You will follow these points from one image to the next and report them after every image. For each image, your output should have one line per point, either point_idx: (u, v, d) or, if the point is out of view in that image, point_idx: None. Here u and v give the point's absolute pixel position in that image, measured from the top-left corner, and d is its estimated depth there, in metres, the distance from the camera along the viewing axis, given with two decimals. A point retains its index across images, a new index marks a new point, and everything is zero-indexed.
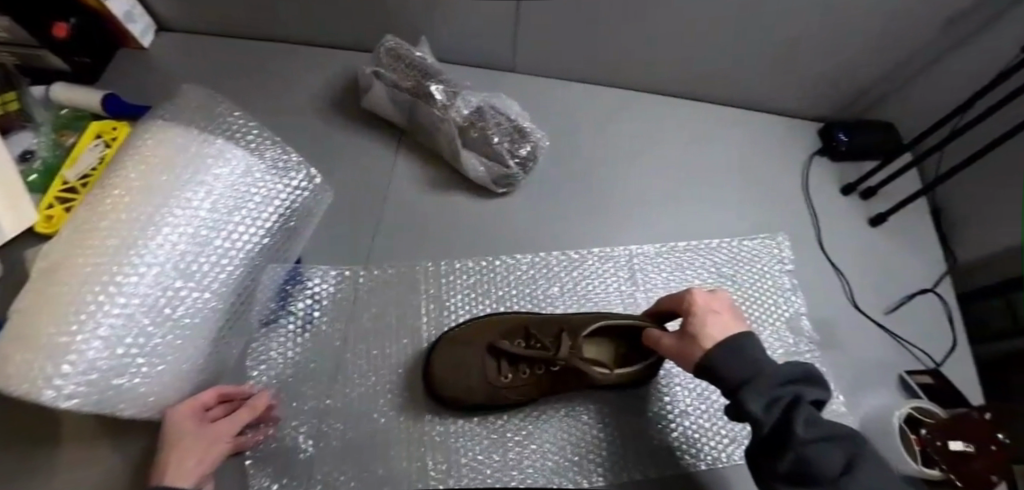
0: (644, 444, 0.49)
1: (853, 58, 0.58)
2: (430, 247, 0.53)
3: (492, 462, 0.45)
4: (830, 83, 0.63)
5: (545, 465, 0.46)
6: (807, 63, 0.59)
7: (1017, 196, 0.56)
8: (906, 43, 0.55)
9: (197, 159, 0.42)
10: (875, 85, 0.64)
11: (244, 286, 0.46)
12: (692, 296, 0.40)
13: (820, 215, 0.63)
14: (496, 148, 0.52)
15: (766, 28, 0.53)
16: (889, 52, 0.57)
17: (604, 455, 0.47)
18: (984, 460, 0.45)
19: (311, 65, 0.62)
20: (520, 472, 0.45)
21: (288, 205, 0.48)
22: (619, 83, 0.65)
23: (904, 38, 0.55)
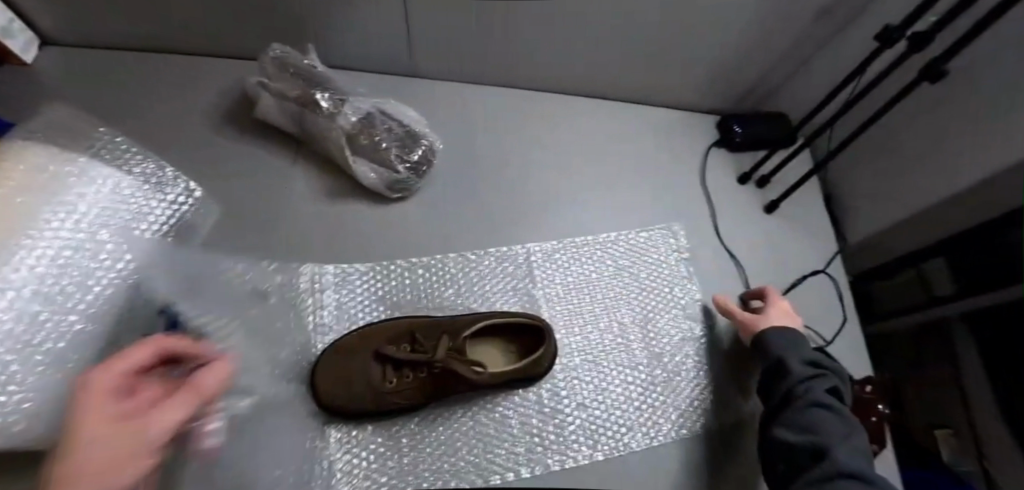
0: (543, 439, 0.49)
1: (738, 52, 0.61)
2: (326, 255, 0.53)
3: (387, 469, 0.45)
4: (722, 77, 0.65)
5: (442, 467, 0.46)
6: (697, 58, 0.61)
7: (894, 178, 0.60)
8: (782, 36, 0.58)
9: (56, 179, 0.41)
10: (765, 78, 0.66)
11: (121, 306, 0.44)
12: None
13: (718, 204, 0.65)
14: (384, 153, 0.53)
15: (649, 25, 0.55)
16: (770, 46, 0.60)
17: (502, 453, 0.47)
18: None
19: (205, 76, 0.61)
20: (416, 476, 0.45)
21: (165, 221, 0.48)
22: (521, 84, 0.66)
23: (781, 32, 0.58)
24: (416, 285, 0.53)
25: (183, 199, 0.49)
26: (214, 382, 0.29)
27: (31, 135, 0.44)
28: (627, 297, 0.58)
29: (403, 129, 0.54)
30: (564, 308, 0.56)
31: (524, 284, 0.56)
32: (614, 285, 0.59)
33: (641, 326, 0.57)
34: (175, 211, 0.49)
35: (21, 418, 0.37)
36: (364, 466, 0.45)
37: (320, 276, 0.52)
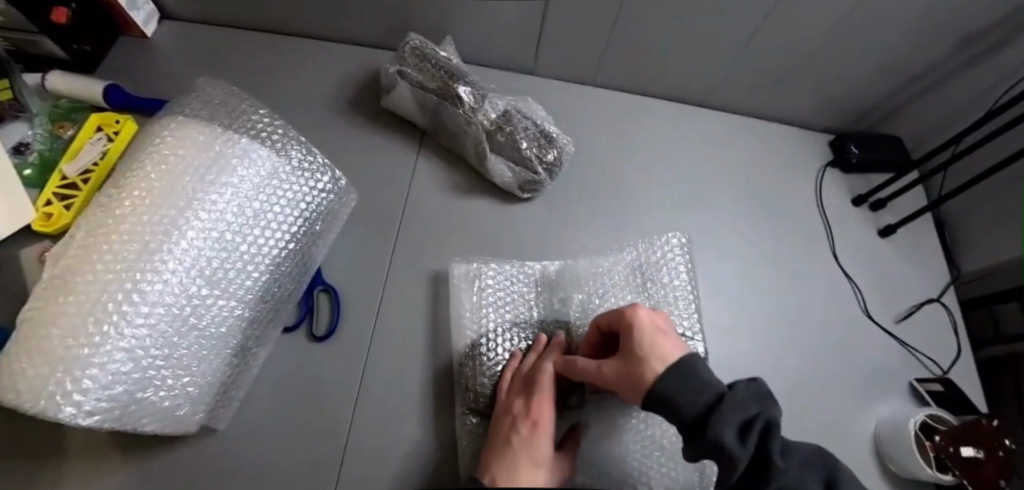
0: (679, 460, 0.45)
1: (869, 72, 0.60)
2: (455, 252, 0.51)
3: None
4: (843, 96, 0.64)
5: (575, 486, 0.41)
6: (826, 75, 0.60)
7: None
8: (919, 59, 0.57)
9: (220, 160, 0.40)
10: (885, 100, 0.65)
11: (268, 292, 0.44)
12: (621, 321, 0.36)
13: (833, 225, 0.64)
14: (523, 153, 0.51)
15: (791, 38, 0.54)
16: (902, 68, 0.59)
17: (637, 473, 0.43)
18: (995, 465, 0.47)
19: (326, 61, 0.60)
20: None
21: (312, 208, 0.47)
22: (638, 90, 0.65)
23: (918, 55, 0.57)
24: (557, 289, 0.49)
25: (328, 187, 0.48)
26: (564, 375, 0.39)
27: (190, 111, 0.43)
28: (752, 318, 0.57)
29: (537, 129, 0.53)
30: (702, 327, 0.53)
31: (675, 294, 0.50)
32: (736, 303, 0.57)
33: (767, 347, 0.55)
34: (320, 200, 0.48)
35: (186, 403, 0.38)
36: None
37: (452, 272, 0.49)
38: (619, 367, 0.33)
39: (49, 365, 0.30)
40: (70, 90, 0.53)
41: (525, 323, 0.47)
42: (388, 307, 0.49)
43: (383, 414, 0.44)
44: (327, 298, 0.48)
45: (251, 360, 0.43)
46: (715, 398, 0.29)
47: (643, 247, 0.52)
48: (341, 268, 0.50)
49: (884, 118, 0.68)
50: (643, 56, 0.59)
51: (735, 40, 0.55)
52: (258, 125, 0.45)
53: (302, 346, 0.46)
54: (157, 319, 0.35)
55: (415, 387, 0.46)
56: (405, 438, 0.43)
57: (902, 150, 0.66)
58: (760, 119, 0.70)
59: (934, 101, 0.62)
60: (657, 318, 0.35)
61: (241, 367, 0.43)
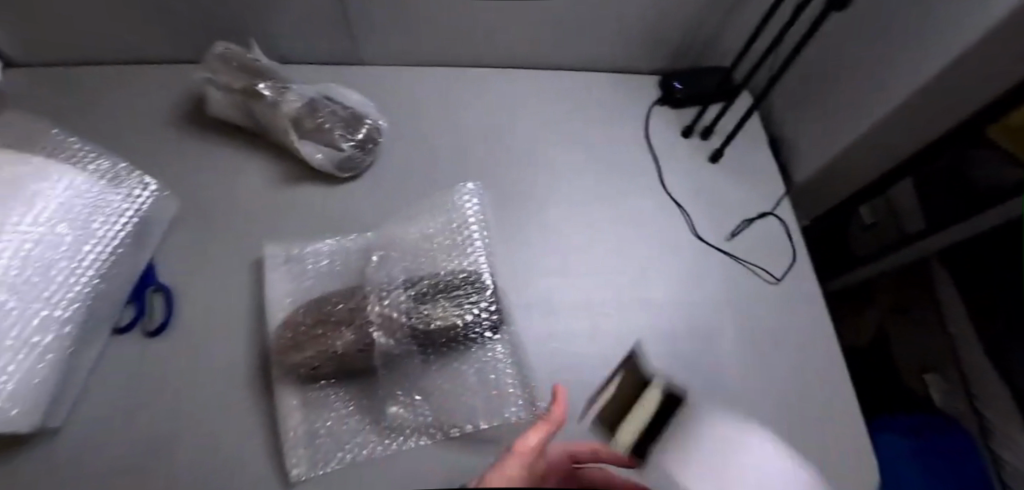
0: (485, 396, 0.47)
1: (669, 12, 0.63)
2: (281, 236, 0.54)
3: (332, 433, 0.45)
4: (658, 37, 0.67)
5: (372, 434, 0.46)
6: (630, 21, 0.63)
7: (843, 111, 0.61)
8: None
9: (14, 179, 0.43)
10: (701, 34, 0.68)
11: (87, 294, 0.46)
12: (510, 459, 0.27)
13: (665, 156, 0.66)
14: (328, 135, 0.55)
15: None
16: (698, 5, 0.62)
17: (440, 414, 0.46)
18: None
19: (155, 82, 0.63)
20: (349, 444, 0.45)
21: (133, 213, 0.51)
22: (465, 62, 0.68)
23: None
24: (369, 251, 0.51)
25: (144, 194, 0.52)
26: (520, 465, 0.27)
27: None
28: (577, 254, 0.57)
29: (347, 113, 0.56)
30: (523, 273, 0.54)
31: (481, 242, 0.51)
32: (564, 244, 0.57)
33: (593, 280, 0.56)
34: (136, 204, 0.51)
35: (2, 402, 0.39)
36: (335, 432, 0.45)
37: (271, 253, 0.52)
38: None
39: None
40: None
41: (328, 290, 0.49)
42: (218, 298, 0.52)
43: (214, 394, 0.47)
44: (156, 293, 0.52)
45: (78, 358, 0.47)
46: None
47: (439, 198, 0.53)
48: (174, 268, 0.53)
49: (705, 53, 0.71)
50: (451, 29, 0.62)
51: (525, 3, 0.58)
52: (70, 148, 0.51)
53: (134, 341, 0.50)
54: None
55: (243, 364, 0.49)
56: (240, 412, 0.46)
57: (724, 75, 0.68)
58: (594, 70, 0.72)
59: (739, 27, 0.66)
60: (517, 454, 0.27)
61: (66, 371, 0.45)
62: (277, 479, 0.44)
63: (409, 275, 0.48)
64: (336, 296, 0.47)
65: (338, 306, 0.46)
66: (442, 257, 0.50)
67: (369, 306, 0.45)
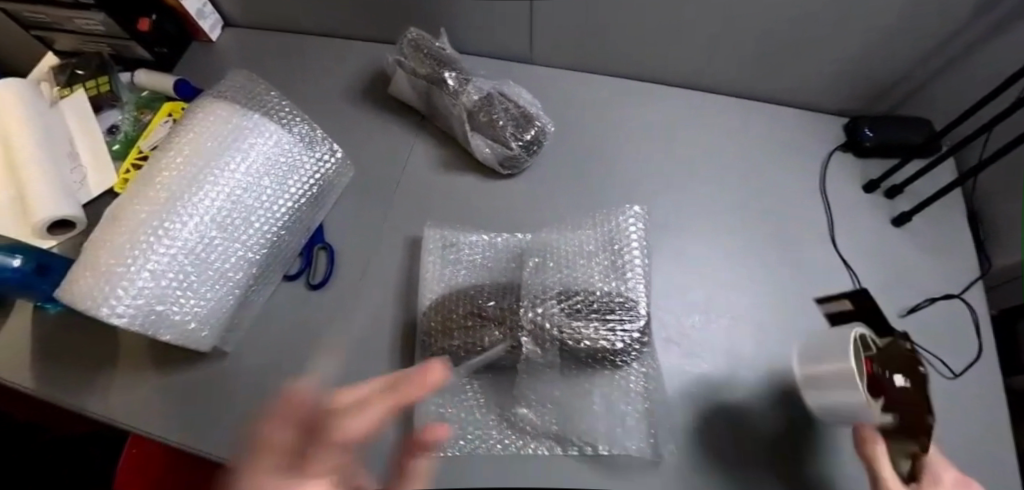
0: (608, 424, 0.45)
1: (875, 52, 0.56)
2: (437, 217, 0.57)
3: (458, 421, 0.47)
4: (852, 78, 0.61)
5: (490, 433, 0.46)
6: (824, 56, 0.58)
7: None
8: (927, 38, 0.53)
9: (236, 130, 0.49)
10: (904, 81, 0.60)
11: (270, 241, 0.51)
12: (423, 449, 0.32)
13: (834, 210, 0.61)
14: (500, 130, 0.56)
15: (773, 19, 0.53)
16: (912, 50, 0.55)
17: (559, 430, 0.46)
18: None
19: (345, 56, 0.68)
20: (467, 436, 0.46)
21: (315, 174, 0.54)
22: (632, 76, 0.67)
23: (921, 36, 0.53)
24: (525, 253, 0.51)
25: (329, 157, 0.55)
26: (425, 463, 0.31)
27: (217, 91, 0.53)
28: (727, 298, 0.55)
29: (520, 113, 0.57)
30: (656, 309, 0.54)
31: (638, 268, 0.49)
32: (717, 284, 0.56)
33: (740, 328, 0.54)
34: (322, 166, 0.55)
35: (195, 321, 0.46)
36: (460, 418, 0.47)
37: (430, 236, 0.54)
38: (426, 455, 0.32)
39: (97, 278, 0.42)
40: (150, 83, 0.67)
41: (480, 282, 0.50)
42: (373, 265, 0.55)
43: (360, 355, 0.51)
44: (324, 252, 0.56)
45: (256, 294, 0.52)
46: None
47: (600, 216, 0.52)
48: (340, 229, 0.57)
49: (908, 99, 0.63)
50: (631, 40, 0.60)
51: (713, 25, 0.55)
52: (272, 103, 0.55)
53: (296, 290, 0.54)
54: (175, 249, 0.44)
55: (388, 334, 0.52)
56: (378, 378, 0.50)
57: (930, 130, 0.60)
58: (767, 102, 0.67)
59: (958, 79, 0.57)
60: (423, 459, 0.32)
61: (245, 303, 0.51)
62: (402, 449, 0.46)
63: (562, 289, 0.47)
64: (491, 288, 0.48)
65: (491, 300, 0.47)
66: (598, 275, 0.48)
67: (522, 311, 0.45)
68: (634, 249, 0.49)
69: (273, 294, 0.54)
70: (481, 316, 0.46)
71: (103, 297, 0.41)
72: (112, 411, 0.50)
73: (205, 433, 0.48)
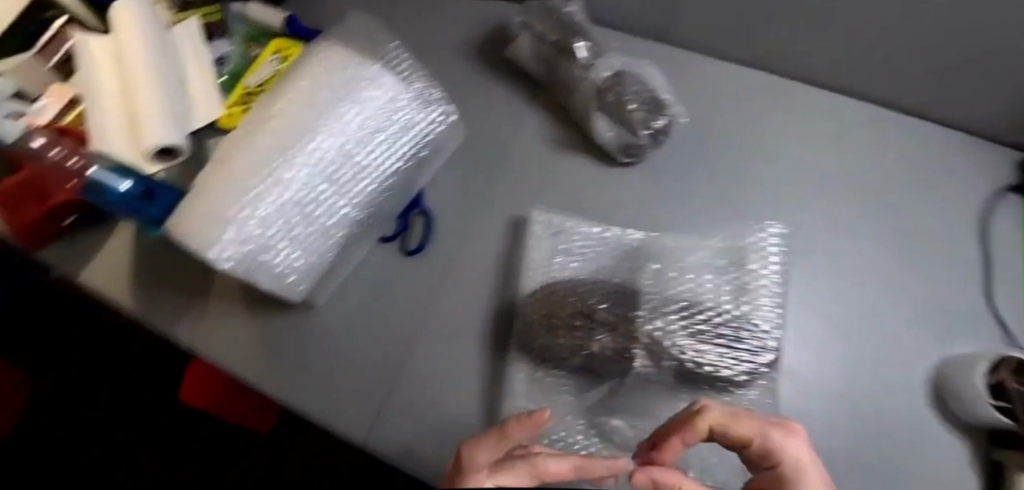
0: None
1: None
2: (542, 199, 0.53)
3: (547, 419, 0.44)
4: None
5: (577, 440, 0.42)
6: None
7: None
8: None
9: (354, 80, 0.46)
10: None
11: (374, 202, 0.48)
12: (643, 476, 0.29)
13: (994, 261, 0.53)
14: (630, 114, 0.50)
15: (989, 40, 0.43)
16: None
17: None
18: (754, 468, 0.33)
19: (460, 8, 0.63)
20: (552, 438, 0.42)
21: (424, 135, 0.50)
22: (775, 70, 0.59)
23: None
24: (642, 256, 0.48)
25: (441, 120, 0.51)
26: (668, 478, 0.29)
27: (337, 34, 0.50)
28: (850, 338, 0.49)
29: (652, 99, 0.52)
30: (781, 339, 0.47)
31: (771, 292, 0.44)
32: (848, 321, 0.49)
33: (876, 378, 0.47)
34: (435, 128, 0.51)
35: (295, 274, 0.45)
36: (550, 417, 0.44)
37: (537, 217, 0.50)
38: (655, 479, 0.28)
39: (207, 219, 0.41)
40: (259, 16, 0.65)
41: (590, 278, 0.46)
42: (468, 241, 0.52)
43: (448, 334, 0.49)
44: (421, 220, 0.53)
45: (352, 254, 0.50)
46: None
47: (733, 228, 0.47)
48: (439, 197, 0.54)
49: None
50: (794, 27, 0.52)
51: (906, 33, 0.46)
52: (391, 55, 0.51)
53: (387, 256, 0.52)
54: (285, 199, 0.43)
55: (479, 317, 0.49)
56: (463, 360, 0.48)
57: None
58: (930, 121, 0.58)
59: None
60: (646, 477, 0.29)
61: (340, 260, 0.49)
62: (483, 439, 0.44)
63: (683, 301, 0.43)
64: (603, 289, 0.45)
65: (603, 302, 0.43)
66: (723, 296, 0.44)
67: (638, 321, 0.42)
68: (769, 272, 0.44)
69: (367, 254, 0.52)
70: (590, 319, 0.42)
71: (209, 239, 0.40)
72: (200, 344, 0.51)
73: (285, 384, 0.48)
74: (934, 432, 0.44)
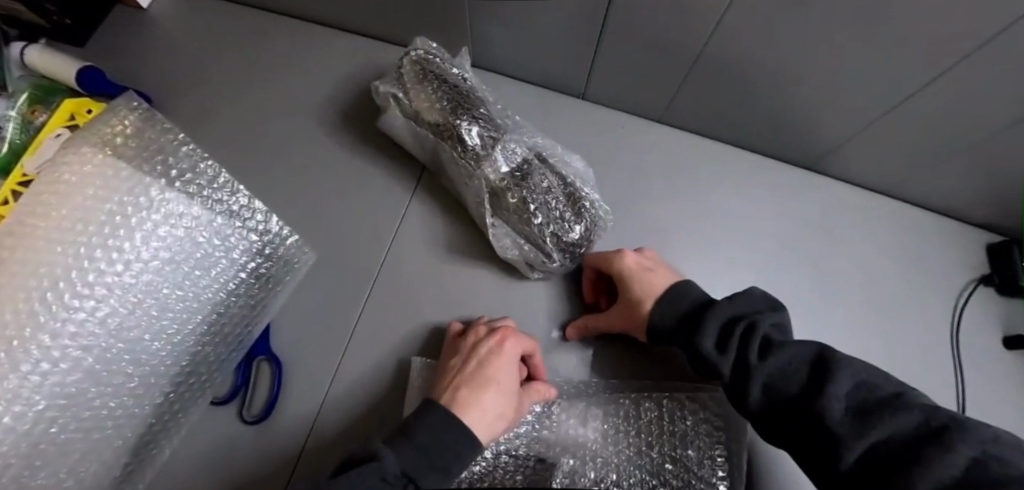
0: None
1: None
2: (434, 330, 0.41)
3: None
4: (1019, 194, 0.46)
5: None
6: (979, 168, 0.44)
7: None
8: None
9: (118, 214, 0.30)
10: None
11: (178, 381, 0.34)
12: (621, 262, 0.36)
13: (966, 366, 0.47)
14: (534, 230, 0.37)
15: (969, 109, 0.37)
16: None
17: None
18: (621, 316, 0.37)
19: (331, 64, 0.51)
20: None
21: (249, 271, 0.36)
22: (714, 133, 0.50)
23: None
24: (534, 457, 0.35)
25: (278, 240, 0.37)
26: (638, 289, 0.35)
27: (97, 128, 0.32)
28: None
29: (569, 205, 0.38)
30: None
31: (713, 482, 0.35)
32: None
33: None
34: (261, 260, 0.36)
35: None
36: None
37: (416, 366, 0.38)
38: (628, 298, 0.36)
39: None
40: (44, 67, 0.48)
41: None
42: (335, 397, 0.38)
43: None
44: (265, 371, 0.38)
45: (152, 454, 0.33)
46: (750, 310, 0.31)
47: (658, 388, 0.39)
48: (292, 335, 0.40)
49: None
50: (737, 100, 0.44)
51: (866, 99, 0.39)
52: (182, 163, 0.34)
53: (210, 436, 0.36)
54: (11, 421, 0.27)
55: None
56: None
57: None
58: (879, 193, 0.52)
59: None
60: (638, 272, 0.36)
61: (135, 463, 0.33)
62: None
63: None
64: (513, 473, 0.33)
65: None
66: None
67: None
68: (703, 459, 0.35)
69: (182, 442, 0.35)
70: None
71: None
72: None
73: None
74: None
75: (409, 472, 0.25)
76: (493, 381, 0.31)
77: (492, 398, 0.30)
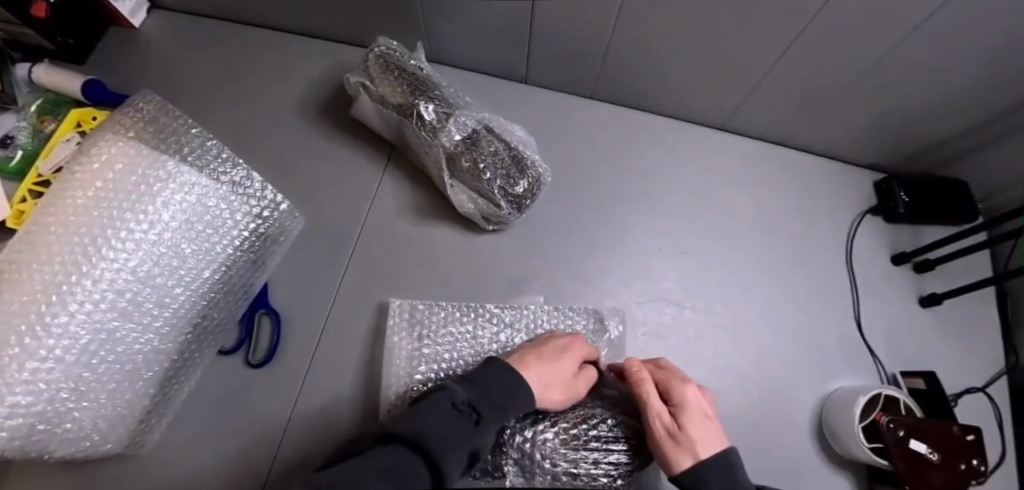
0: None
1: (918, 112, 0.51)
2: (409, 277, 0.48)
3: None
4: (885, 136, 0.56)
5: None
6: (848, 117, 0.54)
7: None
8: (971, 110, 0.49)
9: (142, 184, 0.37)
10: (930, 153, 0.57)
11: (194, 323, 0.41)
12: None
13: (859, 281, 0.57)
14: (485, 185, 0.45)
15: (822, 67, 0.46)
16: (951, 120, 0.51)
17: None
18: None
19: (307, 65, 0.58)
20: None
21: (249, 232, 0.44)
22: (639, 104, 0.59)
23: (962, 109, 0.49)
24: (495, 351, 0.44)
25: (271, 208, 0.45)
26: None
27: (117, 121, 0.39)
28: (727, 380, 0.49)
29: (514, 164, 0.47)
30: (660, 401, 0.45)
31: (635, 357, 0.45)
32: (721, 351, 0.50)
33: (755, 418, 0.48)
34: (260, 222, 0.44)
35: (96, 434, 0.35)
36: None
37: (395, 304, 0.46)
38: None
39: None
40: (47, 82, 0.54)
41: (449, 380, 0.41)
42: (330, 334, 0.45)
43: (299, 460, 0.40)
44: (264, 323, 0.46)
45: (174, 387, 0.40)
46: None
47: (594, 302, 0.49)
48: (287, 291, 0.47)
49: (943, 164, 0.59)
50: (648, 74, 0.53)
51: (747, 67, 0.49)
52: (191, 146, 0.42)
53: (223, 374, 0.43)
54: (62, 352, 0.33)
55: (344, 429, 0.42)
56: None
57: (954, 200, 0.57)
58: (781, 147, 0.62)
59: (1001, 155, 0.53)
60: None
61: (161, 396, 0.39)
62: None
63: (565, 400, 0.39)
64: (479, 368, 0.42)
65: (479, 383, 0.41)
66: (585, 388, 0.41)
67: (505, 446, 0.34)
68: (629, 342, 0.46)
69: (197, 378, 0.42)
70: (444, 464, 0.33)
71: None
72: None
73: None
74: (822, 453, 0.48)
75: (474, 404, 0.29)
76: (548, 359, 0.35)
77: (551, 369, 0.35)
